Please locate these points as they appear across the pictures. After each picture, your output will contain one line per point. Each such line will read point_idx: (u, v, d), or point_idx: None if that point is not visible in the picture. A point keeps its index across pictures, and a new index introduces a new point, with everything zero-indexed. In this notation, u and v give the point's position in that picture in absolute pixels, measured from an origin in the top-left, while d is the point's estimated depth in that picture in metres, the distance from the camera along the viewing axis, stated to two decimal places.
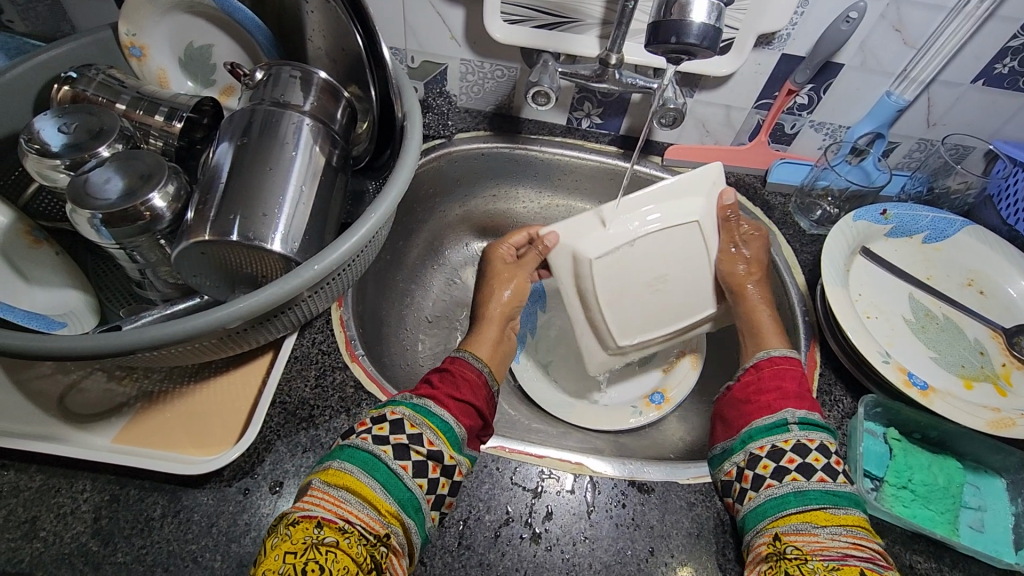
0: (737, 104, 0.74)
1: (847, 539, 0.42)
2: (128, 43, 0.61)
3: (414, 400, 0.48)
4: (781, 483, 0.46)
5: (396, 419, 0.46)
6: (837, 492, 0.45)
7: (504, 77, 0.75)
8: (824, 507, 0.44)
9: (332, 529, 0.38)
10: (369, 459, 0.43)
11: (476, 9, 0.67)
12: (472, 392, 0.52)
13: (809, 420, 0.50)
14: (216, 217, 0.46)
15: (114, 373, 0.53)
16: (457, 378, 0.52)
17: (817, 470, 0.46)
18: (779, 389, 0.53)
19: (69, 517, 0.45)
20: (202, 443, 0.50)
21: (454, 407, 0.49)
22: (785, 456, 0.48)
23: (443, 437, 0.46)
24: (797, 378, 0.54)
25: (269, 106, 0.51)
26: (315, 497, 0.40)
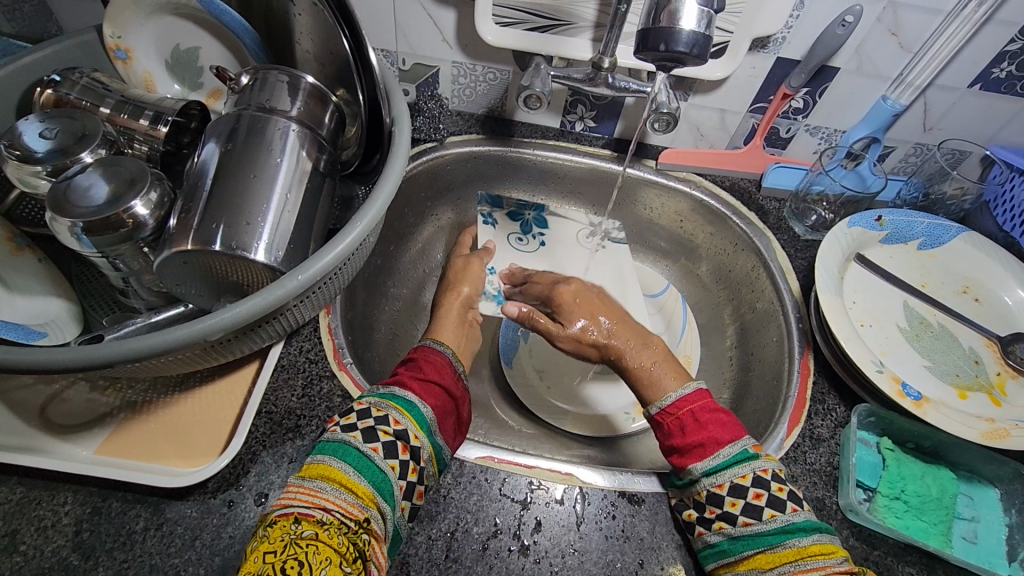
0: (732, 107, 0.73)
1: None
2: (114, 46, 0.60)
3: (380, 388, 0.49)
4: (710, 531, 0.46)
5: (362, 408, 0.46)
6: (775, 529, 0.44)
7: (497, 80, 0.74)
8: (765, 549, 0.43)
9: (310, 522, 0.38)
10: (340, 447, 0.43)
11: (468, 11, 0.67)
12: (437, 371, 0.53)
13: (712, 466, 0.48)
14: (199, 225, 0.45)
15: (97, 383, 0.52)
16: (421, 362, 0.53)
17: (738, 515, 0.45)
18: (682, 440, 0.51)
19: (49, 530, 0.44)
20: (186, 454, 0.49)
21: (417, 387, 0.49)
22: (706, 509, 0.47)
23: (408, 415, 0.46)
24: (699, 423, 0.51)
25: (254, 112, 0.50)
26: (292, 492, 0.40)
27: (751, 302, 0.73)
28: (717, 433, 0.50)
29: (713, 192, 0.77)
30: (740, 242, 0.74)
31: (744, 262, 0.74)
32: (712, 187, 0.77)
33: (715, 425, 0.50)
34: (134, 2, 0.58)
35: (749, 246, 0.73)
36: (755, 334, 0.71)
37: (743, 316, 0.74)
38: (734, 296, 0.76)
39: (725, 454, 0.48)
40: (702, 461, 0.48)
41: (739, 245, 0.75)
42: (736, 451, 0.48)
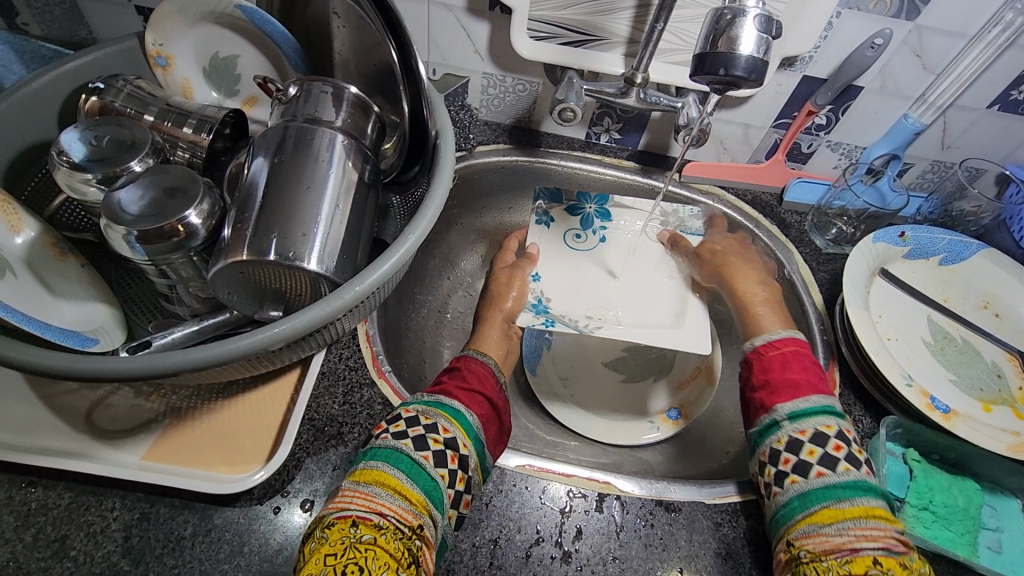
0: (756, 123, 0.74)
1: (856, 533, 0.42)
2: (155, 54, 0.60)
3: (425, 396, 0.51)
4: (783, 488, 0.48)
5: (410, 414, 0.48)
6: (838, 482, 0.45)
7: (526, 92, 0.76)
8: (824, 506, 0.44)
9: (367, 526, 0.39)
10: (392, 454, 0.44)
11: (502, 25, 0.68)
12: (482, 382, 0.55)
13: (797, 411, 0.51)
14: (254, 236, 0.46)
15: (141, 388, 0.52)
16: (466, 372, 0.56)
17: (813, 466, 0.47)
18: (769, 383, 0.55)
19: (99, 536, 0.45)
20: (231, 460, 0.49)
21: (463, 397, 0.52)
22: (781, 459, 0.49)
23: (457, 423, 0.48)
24: (791, 367, 0.55)
25: (302, 122, 0.51)
26: (347, 496, 0.41)
27: None
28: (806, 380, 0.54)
29: (735, 205, 0.78)
30: (763, 254, 0.76)
31: None
32: (735, 201, 0.79)
33: (816, 376, 0.55)
34: (179, 11, 0.59)
35: (772, 258, 0.75)
36: None
37: None
38: None
39: (811, 401, 0.51)
40: (785, 403, 0.52)
41: None
42: (813, 403, 0.51)
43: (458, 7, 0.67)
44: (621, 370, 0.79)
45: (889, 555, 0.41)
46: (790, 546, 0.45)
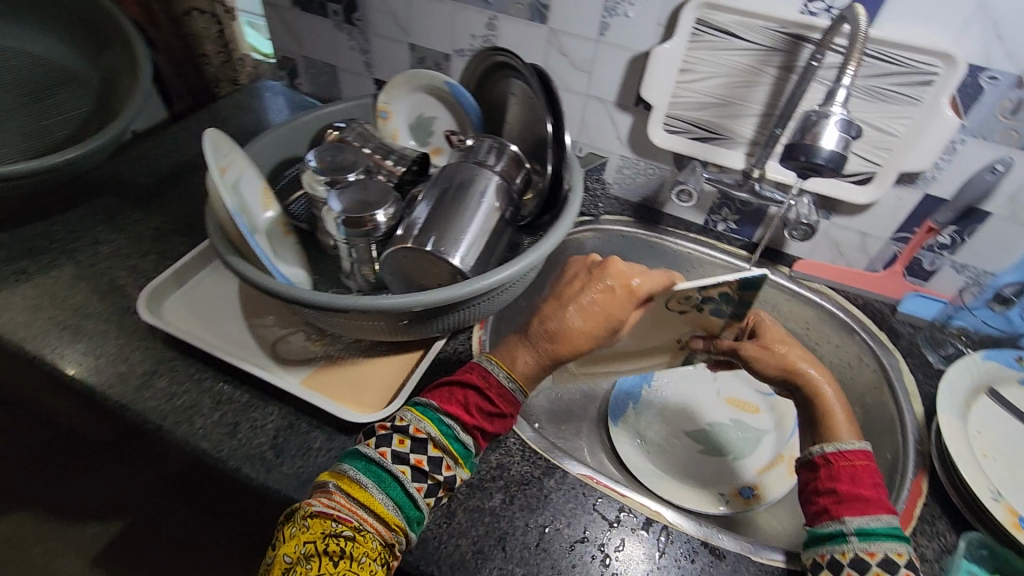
0: (874, 232, 0.78)
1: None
2: (381, 108, 0.83)
3: (444, 418, 0.50)
4: None
5: (420, 438, 0.49)
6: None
7: (656, 176, 0.88)
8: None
9: (348, 527, 0.45)
10: (386, 477, 0.47)
11: (643, 118, 0.82)
12: (500, 422, 0.53)
13: (868, 529, 0.48)
14: (418, 235, 0.62)
15: (310, 336, 0.69)
16: (496, 410, 0.53)
17: None
18: (851, 492, 0.50)
19: (258, 429, 0.60)
20: (359, 401, 0.63)
21: (476, 434, 0.51)
22: (864, 560, 0.47)
23: (462, 461, 0.50)
24: (869, 481, 0.51)
25: (470, 164, 0.68)
26: (332, 500, 0.46)
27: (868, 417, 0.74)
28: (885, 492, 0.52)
29: (845, 306, 0.81)
30: (866, 357, 0.77)
31: (867, 378, 0.76)
32: (844, 302, 0.81)
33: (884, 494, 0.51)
34: (404, 81, 0.82)
35: (875, 363, 0.75)
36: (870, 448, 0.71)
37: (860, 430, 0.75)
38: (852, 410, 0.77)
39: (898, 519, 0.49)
40: (879, 516, 0.49)
41: (865, 360, 0.77)
42: (892, 523, 0.48)
43: (609, 101, 0.82)
44: (700, 442, 0.82)
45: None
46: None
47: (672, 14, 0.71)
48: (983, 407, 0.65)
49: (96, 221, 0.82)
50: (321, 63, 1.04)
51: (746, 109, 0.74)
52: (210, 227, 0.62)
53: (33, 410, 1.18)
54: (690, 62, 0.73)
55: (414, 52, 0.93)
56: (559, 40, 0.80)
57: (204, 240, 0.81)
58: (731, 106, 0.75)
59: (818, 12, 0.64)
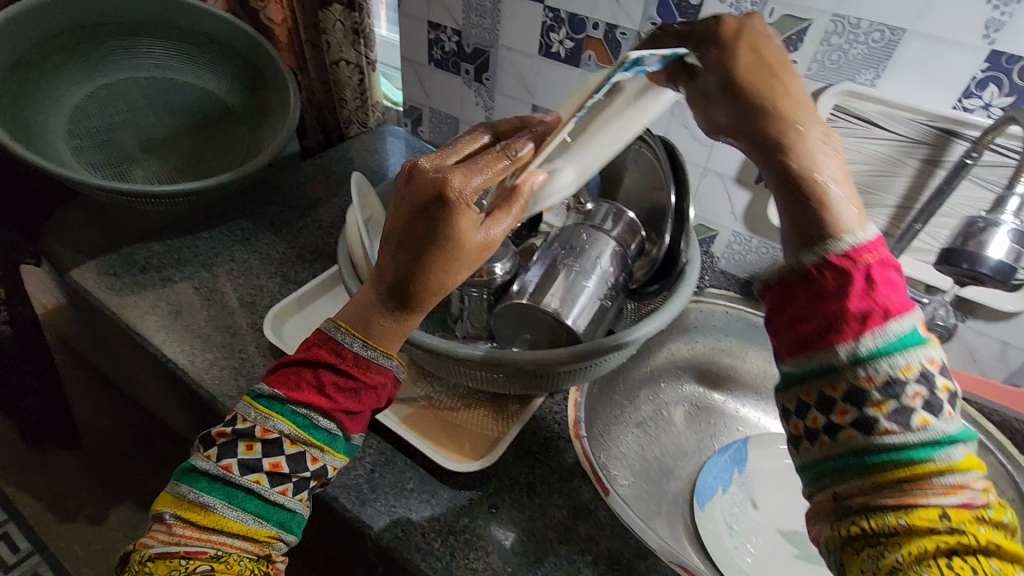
0: (1017, 343, 0.71)
1: (940, 487, 0.36)
2: None
3: (292, 408, 0.43)
4: (843, 433, 0.39)
5: (272, 438, 0.43)
6: (960, 428, 0.38)
7: (768, 255, 0.85)
8: (930, 455, 0.37)
9: (203, 556, 0.41)
10: (230, 493, 0.43)
11: (762, 197, 0.81)
12: (366, 396, 0.45)
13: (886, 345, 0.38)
14: (534, 292, 0.64)
15: (412, 374, 0.71)
16: (358, 383, 0.45)
17: (881, 422, 0.37)
18: (878, 300, 0.39)
19: (357, 460, 0.62)
20: (456, 449, 0.63)
21: (339, 409, 0.44)
22: (892, 383, 0.38)
23: (328, 448, 0.45)
24: (890, 282, 0.39)
25: (588, 228, 0.70)
26: (177, 534, 0.42)
27: None
28: (895, 283, 0.41)
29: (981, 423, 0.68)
30: None
31: None
32: (978, 417, 0.69)
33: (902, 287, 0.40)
34: None
35: None
36: None
37: None
38: None
39: (912, 316, 0.39)
40: (899, 321, 0.38)
41: None
42: (908, 324, 0.38)
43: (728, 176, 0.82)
44: (796, 545, 0.75)
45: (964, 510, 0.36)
46: (861, 480, 0.38)
47: (808, 99, 0.71)
48: None
49: (234, 242, 0.90)
50: (445, 115, 1.11)
51: (881, 201, 0.72)
52: (340, 255, 0.67)
53: (143, 403, 1.28)
54: None
55: (535, 112, 0.98)
56: (684, 114, 0.81)
57: (324, 269, 0.86)
58: (863, 196, 0.73)
59: (973, 108, 0.62)
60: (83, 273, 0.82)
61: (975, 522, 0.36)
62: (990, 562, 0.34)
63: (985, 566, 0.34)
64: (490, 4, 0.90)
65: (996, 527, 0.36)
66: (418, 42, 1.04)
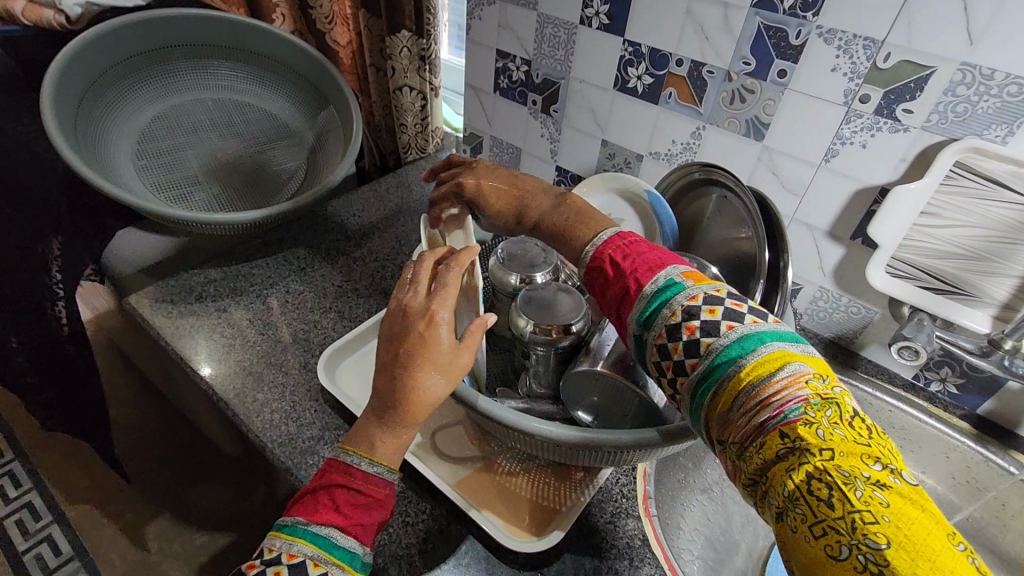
0: None
1: (757, 403, 0.37)
2: None
3: (311, 531, 0.40)
4: (687, 377, 0.42)
5: (295, 563, 0.39)
6: (747, 336, 0.40)
7: (859, 316, 0.77)
8: (733, 372, 0.39)
9: None
10: None
11: (858, 254, 0.73)
12: (377, 507, 0.42)
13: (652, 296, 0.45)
14: (609, 356, 0.58)
15: (470, 430, 0.67)
16: (369, 497, 0.42)
17: (685, 360, 0.42)
18: (636, 271, 0.47)
19: (409, 526, 0.58)
20: (513, 521, 0.58)
21: (353, 525, 0.41)
22: (682, 326, 0.43)
23: (348, 568, 0.40)
24: (627, 260, 0.49)
25: None
26: None
27: None
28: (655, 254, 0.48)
29: None
30: None
31: None
32: None
33: (644, 253, 0.48)
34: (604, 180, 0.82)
35: None
36: None
37: None
38: None
39: (670, 270, 0.46)
40: (653, 281, 0.46)
41: None
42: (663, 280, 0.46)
43: (819, 229, 0.75)
44: None
45: (795, 415, 0.35)
46: (720, 422, 0.39)
47: (923, 152, 0.64)
48: None
49: (290, 272, 0.87)
50: (507, 143, 1.07)
51: (1002, 268, 0.64)
52: None
53: (188, 416, 1.27)
54: (933, 206, 0.65)
55: (604, 147, 0.93)
56: (773, 160, 0.75)
57: (378, 305, 0.83)
58: (980, 261, 0.65)
59: None
60: (140, 298, 0.81)
61: (811, 425, 0.35)
62: (838, 463, 0.33)
63: (830, 467, 0.33)
64: (565, 35, 0.86)
65: (829, 407, 0.36)
66: (484, 69, 1.01)
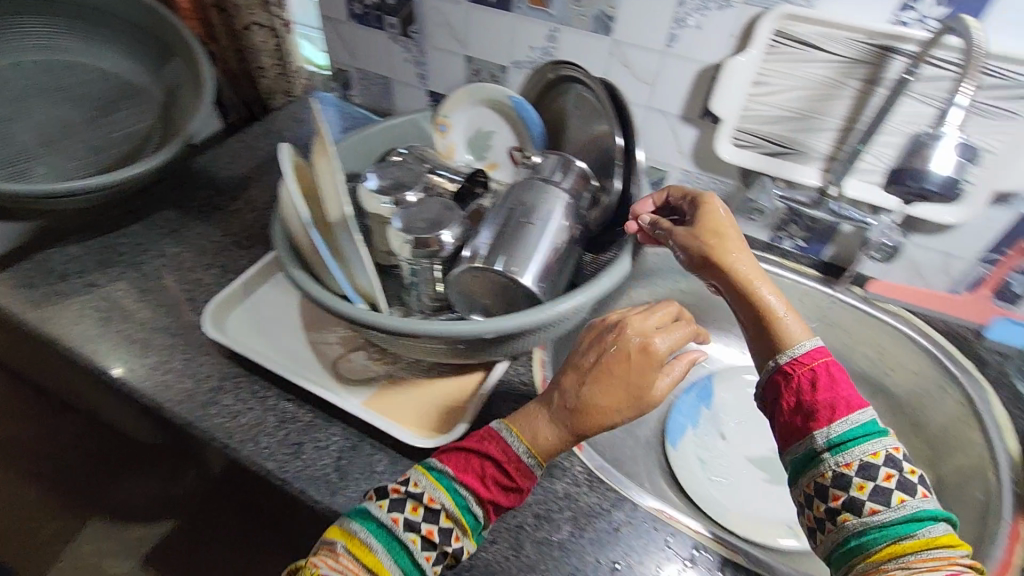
0: (958, 253, 0.73)
1: (919, 566, 0.39)
2: (441, 121, 0.84)
3: (453, 485, 0.45)
4: (841, 522, 0.44)
5: (433, 508, 0.44)
6: (927, 510, 0.42)
7: (719, 191, 0.84)
8: (911, 537, 0.41)
9: None
10: (394, 544, 0.43)
11: (710, 132, 0.79)
12: (517, 482, 0.47)
13: (842, 435, 0.45)
14: (485, 255, 0.61)
15: (371, 353, 0.68)
16: (512, 482, 0.47)
17: (865, 500, 0.43)
18: (841, 395, 0.47)
19: (322, 450, 0.60)
20: (421, 425, 0.62)
21: (487, 493, 0.46)
22: (878, 469, 0.44)
23: (470, 532, 0.45)
24: (833, 380, 0.48)
25: (537, 181, 0.67)
26: (342, 565, 0.42)
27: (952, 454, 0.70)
28: (843, 380, 0.49)
29: (925, 332, 0.76)
30: (946, 385, 0.73)
31: (949, 408, 0.73)
32: (923, 326, 0.77)
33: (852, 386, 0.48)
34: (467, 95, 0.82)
35: (957, 392, 0.71)
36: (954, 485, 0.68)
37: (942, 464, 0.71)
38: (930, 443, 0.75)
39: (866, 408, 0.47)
40: (855, 415, 0.46)
41: (945, 388, 0.73)
42: (866, 418, 0.46)
43: (674, 114, 0.80)
44: (767, 470, 0.78)
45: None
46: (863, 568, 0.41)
47: (746, 25, 0.68)
48: None
49: (161, 235, 0.83)
50: (373, 74, 1.04)
51: (822, 124, 0.71)
52: (278, 237, 0.62)
53: (89, 415, 1.20)
54: (763, 75, 0.71)
55: (470, 64, 0.92)
56: (622, 52, 0.78)
57: (264, 254, 0.81)
58: (806, 120, 0.72)
59: (910, 21, 0.62)
60: None
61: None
62: None
63: None
64: None
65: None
66: None
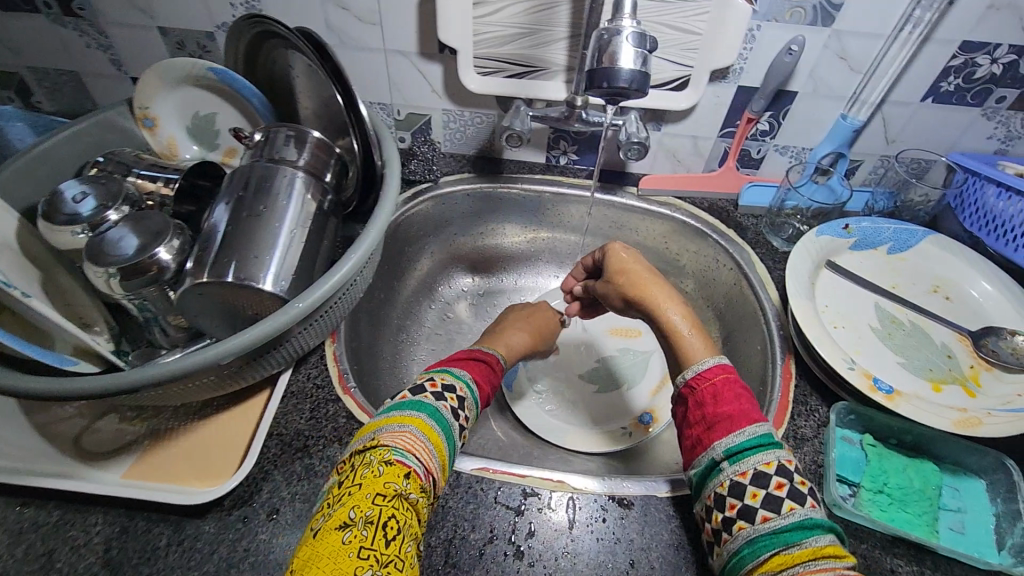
0: (703, 134, 0.79)
1: None
2: (142, 116, 0.69)
3: (462, 374, 0.51)
4: (733, 533, 0.42)
5: (462, 396, 0.49)
6: (811, 518, 0.40)
7: (484, 123, 0.81)
8: (795, 546, 0.38)
9: (416, 483, 0.40)
10: (448, 429, 0.46)
11: (452, 65, 0.74)
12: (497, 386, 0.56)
13: (735, 447, 0.44)
14: (214, 263, 0.52)
15: (125, 415, 0.58)
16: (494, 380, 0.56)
17: (757, 508, 0.41)
18: (732, 410, 0.46)
19: (82, 549, 0.49)
20: (203, 475, 0.53)
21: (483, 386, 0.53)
22: (770, 480, 0.42)
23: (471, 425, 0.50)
24: (735, 395, 0.47)
25: (264, 163, 0.57)
26: (408, 443, 0.42)
27: (736, 316, 0.77)
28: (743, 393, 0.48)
29: (694, 214, 0.82)
30: (720, 256, 0.79)
31: (726, 276, 0.79)
32: (693, 210, 0.82)
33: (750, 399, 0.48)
34: (160, 77, 0.67)
35: (728, 259, 0.78)
36: (742, 343, 0.75)
37: (731, 327, 0.78)
38: (719, 311, 0.82)
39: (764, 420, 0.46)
40: (744, 432, 0.45)
41: (719, 259, 0.80)
42: (764, 431, 0.45)
43: (411, 52, 0.74)
44: (594, 381, 0.81)
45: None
46: None
47: None
48: (825, 284, 0.71)
49: None
50: (52, 70, 0.83)
51: (552, 35, 0.69)
52: None
53: None
54: None
55: (167, 37, 0.77)
56: None
57: None
58: (538, 34, 0.70)
59: None
60: None
61: None
62: None
63: None
64: None
65: None
66: None
